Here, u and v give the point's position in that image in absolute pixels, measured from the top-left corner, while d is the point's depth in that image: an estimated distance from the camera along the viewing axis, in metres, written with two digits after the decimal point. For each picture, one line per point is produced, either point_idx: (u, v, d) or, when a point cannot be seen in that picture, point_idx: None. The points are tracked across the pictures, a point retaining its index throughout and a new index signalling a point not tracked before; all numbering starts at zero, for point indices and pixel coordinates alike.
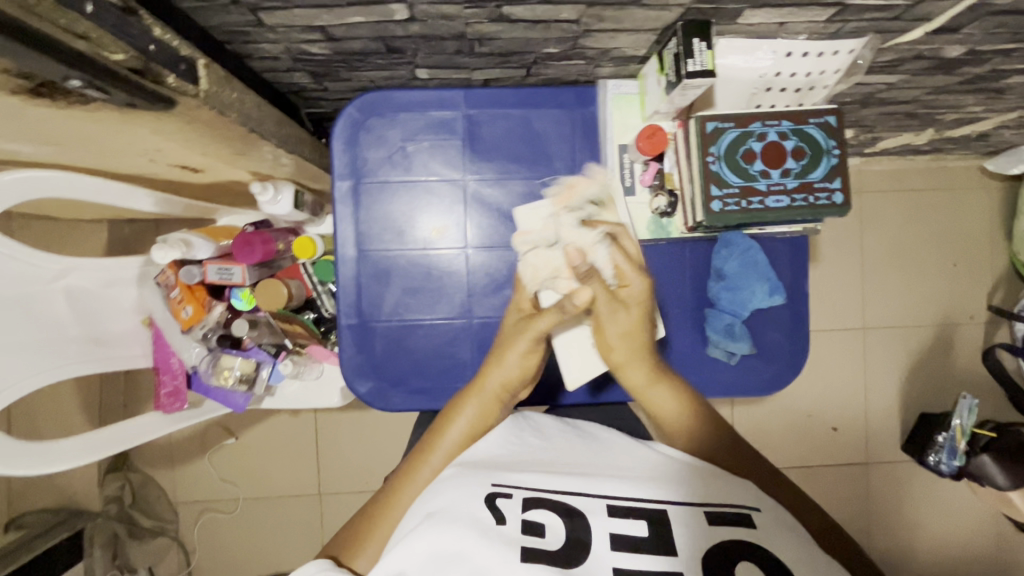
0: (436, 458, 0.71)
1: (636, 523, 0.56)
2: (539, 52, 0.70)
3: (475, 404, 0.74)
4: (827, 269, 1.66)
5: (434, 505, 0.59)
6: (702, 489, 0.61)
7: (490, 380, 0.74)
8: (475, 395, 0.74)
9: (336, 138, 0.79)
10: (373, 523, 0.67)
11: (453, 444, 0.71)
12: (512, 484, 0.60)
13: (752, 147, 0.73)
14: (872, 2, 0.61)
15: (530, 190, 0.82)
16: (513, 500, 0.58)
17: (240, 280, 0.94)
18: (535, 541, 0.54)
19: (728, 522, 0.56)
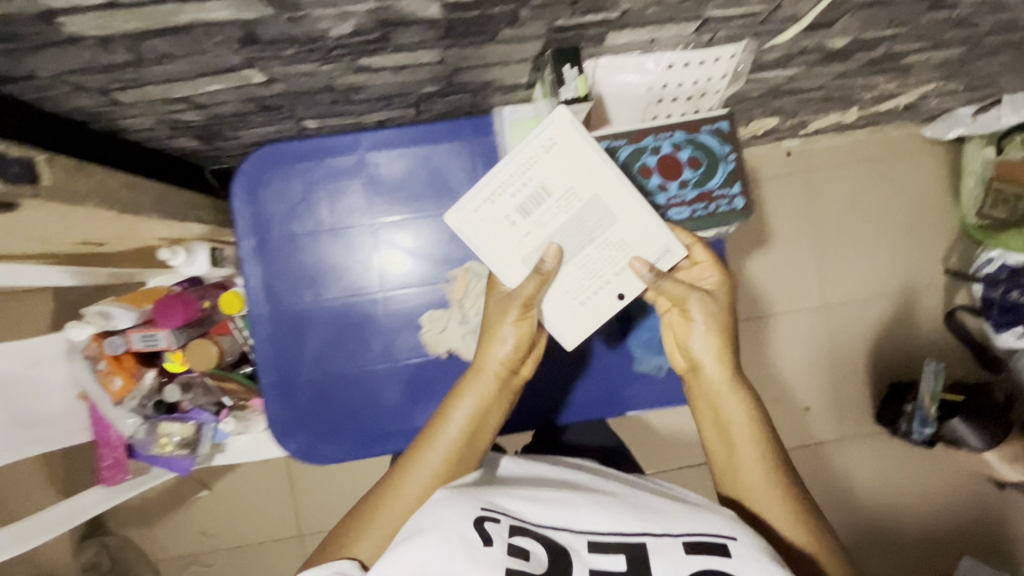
0: (439, 444, 0.63)
1: (614, 556, 0.50)
2: (419, 92, 0.70)
3: (475, 390, 0.67)
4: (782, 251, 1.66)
5: (414, 521, 0.51)
6: (688, 518, 0.54)
7: (488, 360, 0.68)
8: (473, 380, 0.67)
9: (235, 197, 0.78)
10: (368, 516, 0.60)
11: (452, 433, 0.64)
12: (499, 509, 0.52)
13: (647, 162, 0.72)
14: (731, 11, 0.60)
15: (441, 226, 0.81)
16: (501, 525, 0.50)
17: (166, 345, 0.92)
18: (522, 566, 0.47)
19: (709, 552, 0.50)
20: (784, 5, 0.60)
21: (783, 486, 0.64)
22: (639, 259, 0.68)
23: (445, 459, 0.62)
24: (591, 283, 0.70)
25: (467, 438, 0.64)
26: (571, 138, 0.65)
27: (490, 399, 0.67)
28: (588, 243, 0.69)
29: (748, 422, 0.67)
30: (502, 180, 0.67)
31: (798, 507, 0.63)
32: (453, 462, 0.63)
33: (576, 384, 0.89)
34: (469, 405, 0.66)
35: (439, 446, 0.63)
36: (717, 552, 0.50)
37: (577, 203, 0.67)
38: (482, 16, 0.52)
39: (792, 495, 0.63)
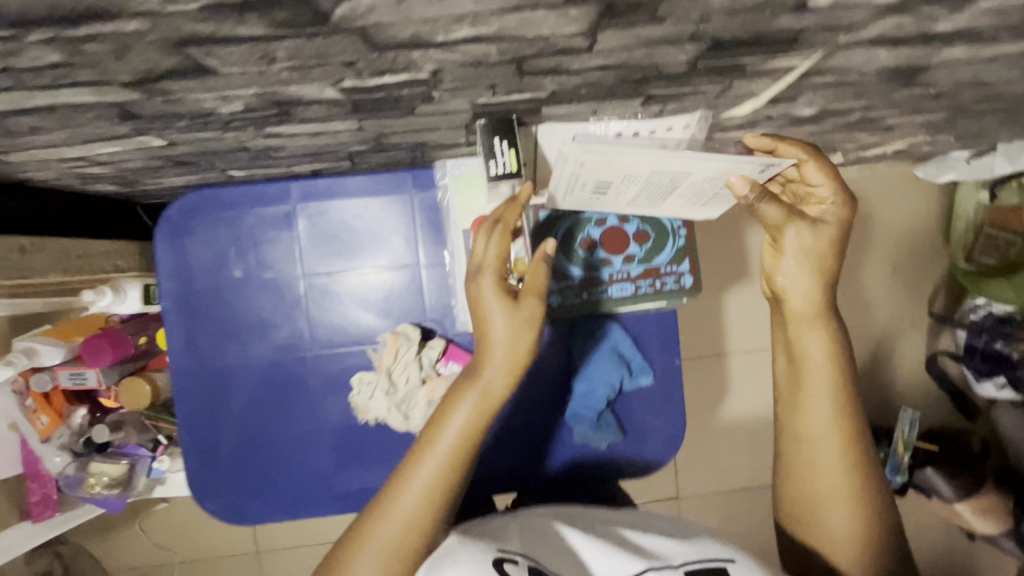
0: (437, 455, 0.56)
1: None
2: (348, 150, 0.65)
3: (471, 399, 0.57)
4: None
5: (444, 551, 0.54)
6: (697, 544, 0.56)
7: (488, 365, 0.57)
8: (468, 387, 0.57)
9: (159, 245, 0.74)
10: (360, 533, 0.54)
11: (449, 445, 0.56)
12: (516, 550, 0.54)
13: (590, 234, 0.69)
14: (677, 91, 0.55)
15: (376, 283, 0.77)
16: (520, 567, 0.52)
17: (94, 384, 0.88)
18: None
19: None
20: (736, 85, 0.55)
21: (843, 454, 0.61)
22: (739, 179, 0.56)
23: (443, 468, 0.55)
24: (706, 195, 0.62)
25: (463, 450, 0.56)
26: (600, 155, 0.53)
27: (489, 410, 0.57)
28: (679, 189, 0.60)
29: (825, 367, 0.61)
30: (561, 182, 0.60)
31: (853, 465, 0.61)
32: (452, 473, 0.56)
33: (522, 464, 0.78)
34: (462, 419, 0.56)
35: (439, 453, 0.56)
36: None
37: (642, 178, 0.58)
38: (390, 96, 0.47)
39: (849, 457, 0.61)
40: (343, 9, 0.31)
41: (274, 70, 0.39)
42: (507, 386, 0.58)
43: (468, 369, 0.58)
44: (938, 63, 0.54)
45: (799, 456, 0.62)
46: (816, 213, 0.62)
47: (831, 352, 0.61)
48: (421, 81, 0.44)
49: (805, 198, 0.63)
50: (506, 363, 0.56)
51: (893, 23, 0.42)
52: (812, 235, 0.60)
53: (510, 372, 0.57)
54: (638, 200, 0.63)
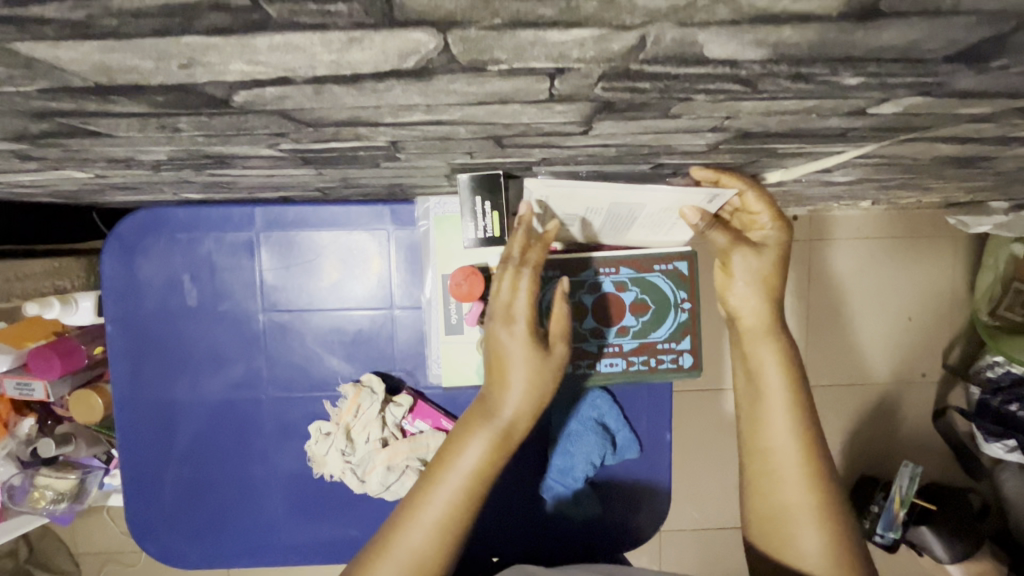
0: (447, 488, 0.47)
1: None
2: (315, 186, 0.57)
3: (484, 433, 0.48)
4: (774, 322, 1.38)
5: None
6: None
7: (506, 402, 0.48)
8: (483, 420, 0.48)
9: (106, 264, 0.68)
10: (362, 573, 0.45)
11: (459, 485, 0.47)
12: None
13: (583, 301, 0.60)
14: (693, 162, 0.46)
15: (341, 324, 0.70)
16: None
17: (42, 396, 0.82)
18: None
19: None
20: (762, 161, 0.46)
21: (810, 467, 0.50)
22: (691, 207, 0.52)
23: (455, 506, 0.47)
24: (662, 224, 0.56)
25: (476, 487, 0.48)
26: (557, 196, 0.49)
27: (504, 446, 0.49)
28: (639, 222, 0.55)
29: (784, 378, 0.52)
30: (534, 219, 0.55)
31: (818, 477, 0.50)
32: (465, 509, 0.47)
33: (497, 530, 0.72)
34: (476, 454, 0.48)
35: (448, 487, 0.47)
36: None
37: (600, 211, 0.53)
38: (345, 155, 0.39)
39: (819, 468, 0.50)
40: (245, 96, 0.24)
41: (185, 136, 0.31)
42: (528, 427, 0.50)
43: (481, 399, 0.50)
44: (1006, 155, 0.45)
45: (759, 470, 0.51)
46: (756, 239, 0.54)
47: (786, 364, 0.52)
48: (377, 147, 0.36)
49: (746, 226, 0.54)
50: (527, 399, 0.48)
51: (966, 127, 0.34)
52: (758, 259, 0.53)
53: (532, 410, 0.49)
54: (594, 235, 0.59)
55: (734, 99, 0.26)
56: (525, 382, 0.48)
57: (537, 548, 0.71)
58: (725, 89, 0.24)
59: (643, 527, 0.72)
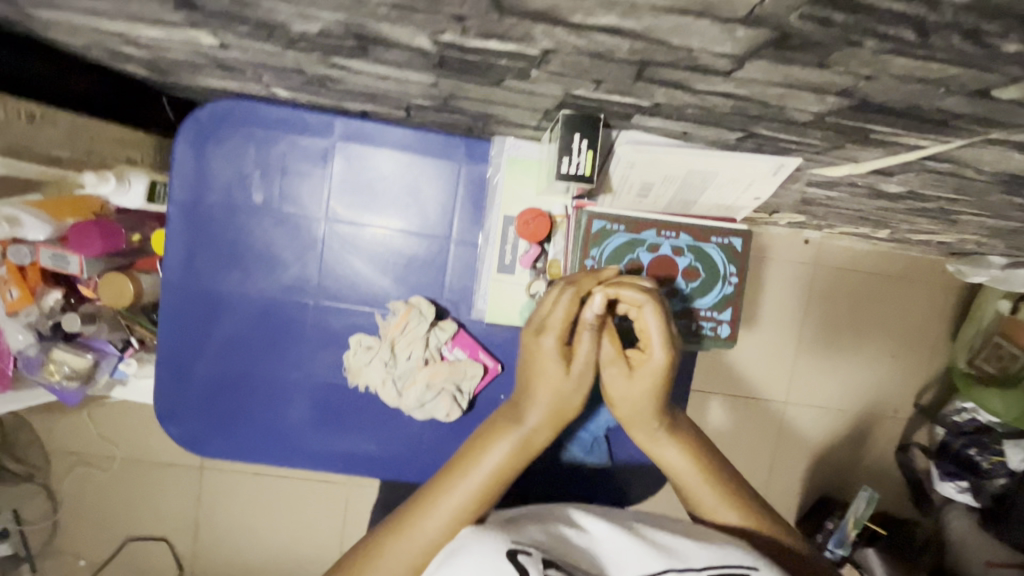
0: (470, 484, 0.51)
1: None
2: (409, 101, 0.59)
3: (509, 438, 0.53)
4: (766, 335, 1.45)
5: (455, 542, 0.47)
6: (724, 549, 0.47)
7: (532, 412, 0.54)
8: (510, 427, 0.54)
9: (178, 147, 0.68)
10: (379, 546, 0.50)
11: (479, 481, 0.51)
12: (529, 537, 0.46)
13: (640, 258, 0.63)
14: (784, 137, 0.50)
15: (399, 247, 0.72)
16: (534, 557, 0.44)
17: (75, 271, 0.82)
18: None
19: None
20: (845, 148, 0.50)
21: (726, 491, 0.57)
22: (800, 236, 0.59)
23: (475, 498, 0.51)
24: (729, 189, 0.60)
25: (494, 487, 0.52)
26: (647, 155, 0.56)
27: (525, 455, 0.54)
28: (709, 189, 0.61)
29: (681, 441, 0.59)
30: (614, 180, 0.61)
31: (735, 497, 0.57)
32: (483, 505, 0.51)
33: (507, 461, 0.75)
34: (501, 456, 0.52)
35: (472, 483, 0.51)
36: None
37: (677, 179, 0.60)
38: (485, 63, 0.42)
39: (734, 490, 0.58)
40: None
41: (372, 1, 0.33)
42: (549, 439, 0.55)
43: (510, 408, 0.55)
44: None
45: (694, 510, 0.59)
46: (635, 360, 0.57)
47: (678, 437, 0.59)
48: (527, 57, 0.39)
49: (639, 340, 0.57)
50: (551, 413, 0.54)
51: None
52: (626, 380, 0.57)
53: (554, 423, 0.55)
54: (667, 201, 0.63)
55: (895, 54, 0.29)
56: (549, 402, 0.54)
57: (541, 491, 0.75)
58: (899, 35, 0.27)
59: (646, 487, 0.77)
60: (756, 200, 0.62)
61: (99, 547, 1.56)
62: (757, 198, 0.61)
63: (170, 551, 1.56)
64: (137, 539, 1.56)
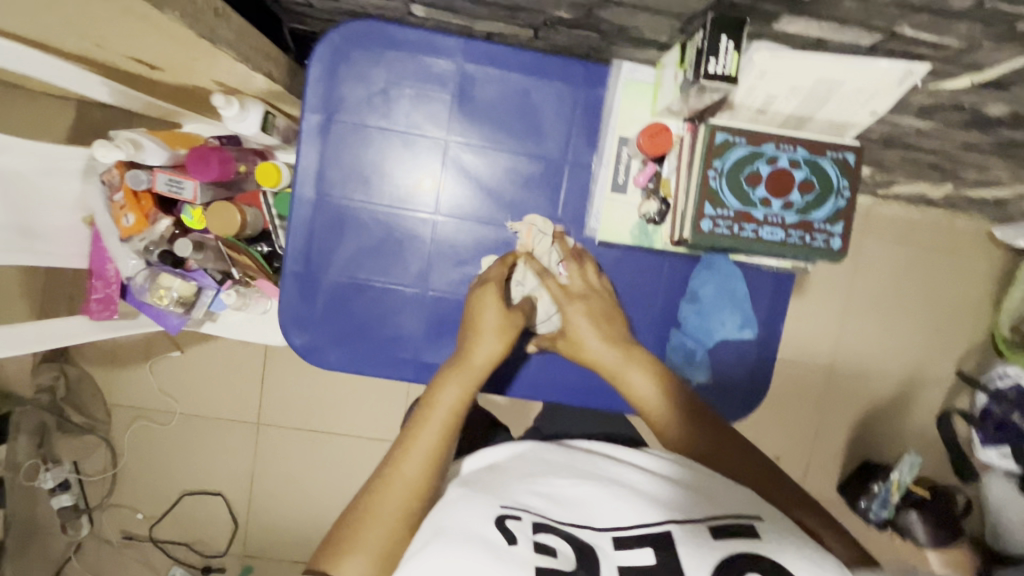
0: (433, 424, 0.58)
1: (639, 550, 0.48)
2: (550, 13, 0.63)
3: (460, 379, 0.62)
4: (820, 297, 1.45)
5: (437, 519, 0.51)
6: (710, 503, 0.53)
7: (475, 353, 0.65)
8: (456, 371, 0.63)
9: (313, 65, 0.71)
10: (366, 506, 0.54)
11: (441, 418, 0.59)
12: (520, 505, 0.52)
13: (759, 169, 0.66)
14: (923, 36, 0.55)
15: (516, 168, 0.75)
16: (523, 522, 0.50)
17: (190, 197, 0.87)
18: (549, 562, 0.47)
19: (730, 531, 0.49)
20: (979, 49, 0.55)
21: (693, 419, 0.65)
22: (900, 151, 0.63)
23: (440, 434, 0.58)
24: (851, 102, 0.63)
25: (455, 420, 0.60)
26: (784, 64, 0.59)
27: (476, 390, 0.63)
28: (830, 102, 0.64)
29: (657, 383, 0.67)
30: (737, 96, 0.65)
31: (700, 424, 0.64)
32: (450, 436, 0.59)
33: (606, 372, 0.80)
34: (453, 395, 0.61)
35: (433, 421, 0.59)
36: (739, 534, 0.49)
37: (803, 90, 0.63)
38: None
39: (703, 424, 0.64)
40: None
41: None
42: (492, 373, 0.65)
43: (455, 357, 0.66)
44: None
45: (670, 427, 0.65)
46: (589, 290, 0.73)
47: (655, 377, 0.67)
48: None
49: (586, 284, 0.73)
50: (491, 349, 0.65)
51: None
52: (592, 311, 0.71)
53: (492, 358, 0.65)
54: (784, 117, 0.67)
55: None
56: (492, 343, 0.65)
57: None
58: None
59: (741, 405, 0.80)
60: (873, 114, 0.65)
61: (154, 510, 1.43)
62: (873, 113, 0.65)
63: (225, 508, 1.42)
64: (193, 494, 1.43)
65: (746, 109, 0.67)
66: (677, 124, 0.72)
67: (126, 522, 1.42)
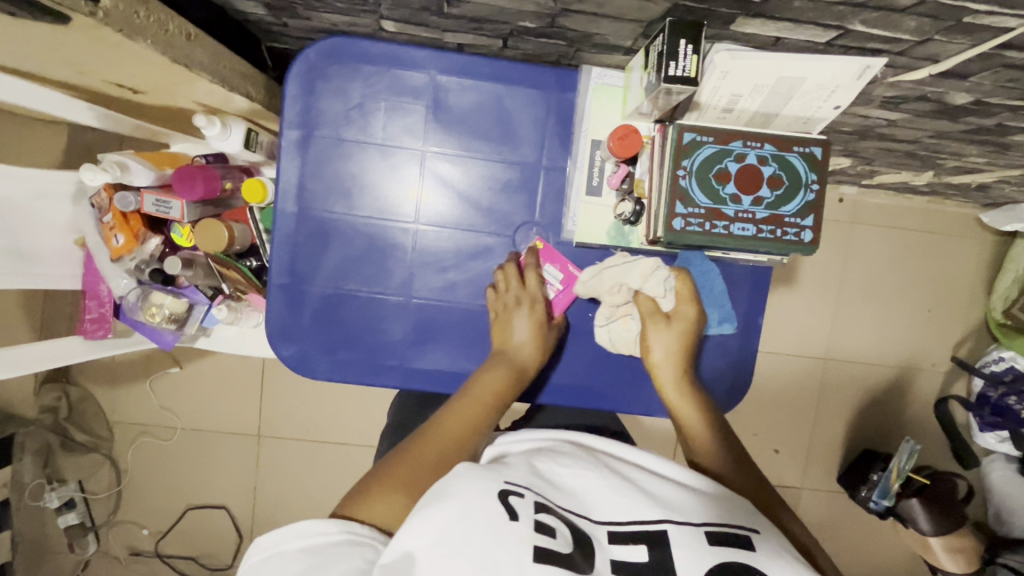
0: (476, 399, 0.66)
1: (634, 546, 0.49)
2: (515, 24, 0.65)
3: (504, 367, 0.70)
4: (811, 288, 1.46)
5: (444, 485, 0.50)
6: (710, 510, 0.53)
7: (517, 345, 0.72)
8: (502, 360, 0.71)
9: (290, 83, 0.73)
10: (406, 452, 0.59)
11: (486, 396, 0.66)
12: (522, 483, 0.51)
13: (728, 167, 0.68)
14: (875, 32, 0.56)
15: (493, 174, 0.77)
16: (525, 500, 0.49)
17: (178, 216, 0.89)
18: (546, 541, 0.46)
19: (727, 543, 0.49)
20: (931, 42, 0.57)
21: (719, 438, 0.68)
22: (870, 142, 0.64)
23: (484, 408, 0.65)
24: (813, 97, 0.65)
25: (497, 401, 0.67)
26: (743, 63, 0.61)
27: (516, 380, 0.70)
28: (793, 98, 0.65)
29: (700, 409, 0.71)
30: (702, 96, 0.67)
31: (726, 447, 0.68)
32: (490, 412, 0.65)
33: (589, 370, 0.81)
34: (497, 377, 0.69)
35: (478, 397, 0.66)
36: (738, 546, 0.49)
37: (766, 87, 0.64)
38: None
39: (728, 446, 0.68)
40: None
41: None
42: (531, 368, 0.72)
43: (499, 349, 0.73)
44: None
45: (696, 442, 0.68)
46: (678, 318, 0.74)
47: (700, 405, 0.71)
48: None
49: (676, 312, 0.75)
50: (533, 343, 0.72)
51: None
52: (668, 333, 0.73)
53: (532, 352, 0.72)
54: (751, 114, 0.69)
55: None
56: (531, 339, 0.73)
57: (620, 397, 0.82)
58: None
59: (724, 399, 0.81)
60: (837, 108, 0.66)
61: (160, 525, 1.44)
62: (837, 107, 0.66)
63: (229, 521, 1.44)
64: (198, 508, 1.44)
65: (713, 108, 0.68)
66: (647, 126, 0.73)
67: (132, 538, 1.44)
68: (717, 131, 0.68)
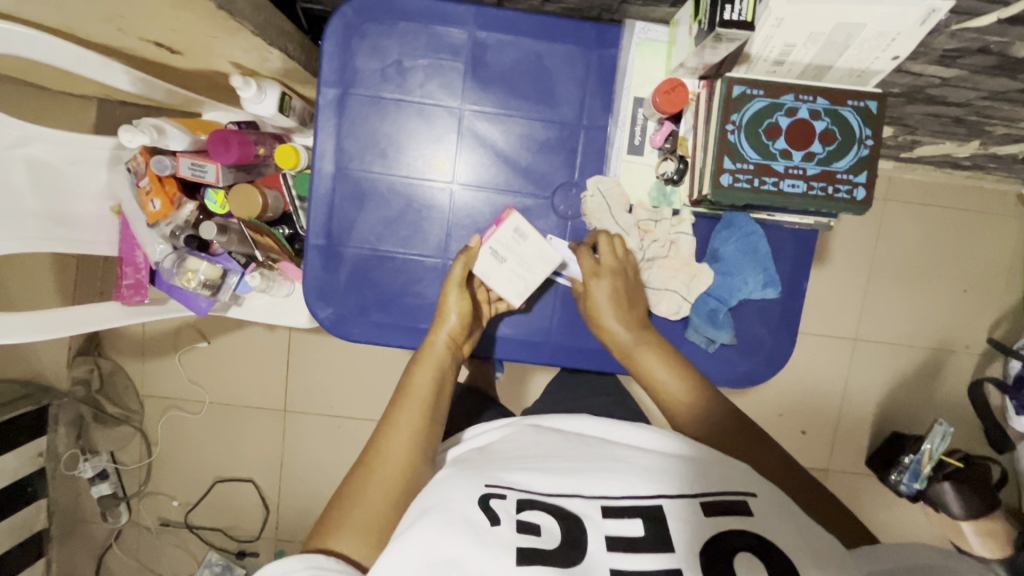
0: (412, 404, 0.63)
1: (631, 521, 0.49)
2: None
3: (430, 358, 0.68)
4: (844, 266, 1.42)
5: (426, 501, 0.52)
6: (704, 475, 0.53)
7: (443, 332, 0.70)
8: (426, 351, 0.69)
9: (326, 39, 0.72)
10: (359, 489, 0.57)
11: (420, 394, 0.64)
12: (506, 483, 0.52)
13: (778, 122, 0.66)
14: None
15: (531, 133, 0.75)
16: (507, 501, 0.51)
17: (212, 179, 0.89)
18: (531, 541, 0.48)
19: (726, 510, 0.50)
20: None
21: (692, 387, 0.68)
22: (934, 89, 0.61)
23: (418, 412, 0.63)
24: (871, 45, 0.62)
25: (431, 397, 0.65)
26: (805, 11, 0.58)
27: (446, 365, 0.69)
28: (850, 47, 0.63)
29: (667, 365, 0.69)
30: (753, 47, 0.64)
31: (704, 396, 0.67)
32: (429, 415, 0.63)
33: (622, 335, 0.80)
34: (426, 375, 0.67)
35: (412, 403, 0.64)
36: (741, 513, 0.49)
37: (822, 36, 0.62)
38: None
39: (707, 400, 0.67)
40: None
41: None
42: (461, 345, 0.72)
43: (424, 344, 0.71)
44: None
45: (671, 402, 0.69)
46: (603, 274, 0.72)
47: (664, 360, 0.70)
48: None
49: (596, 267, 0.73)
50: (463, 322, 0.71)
51: None
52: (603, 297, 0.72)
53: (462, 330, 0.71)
54: (803, 66, 0.66)
55: None
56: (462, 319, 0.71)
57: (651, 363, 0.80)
58: None
59: (764, 365, 0.80)
60: (895, 59, 0.63)
61: (189, 497, 1.47)
62: (895, 58, 0.63)
63: (257, 494, 1.46)
64: (226, 481, 1.46)
65: (764, 60, 0.66)
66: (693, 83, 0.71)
67: (162, 509, 1.46)
68: (769, 84, 0.65)
